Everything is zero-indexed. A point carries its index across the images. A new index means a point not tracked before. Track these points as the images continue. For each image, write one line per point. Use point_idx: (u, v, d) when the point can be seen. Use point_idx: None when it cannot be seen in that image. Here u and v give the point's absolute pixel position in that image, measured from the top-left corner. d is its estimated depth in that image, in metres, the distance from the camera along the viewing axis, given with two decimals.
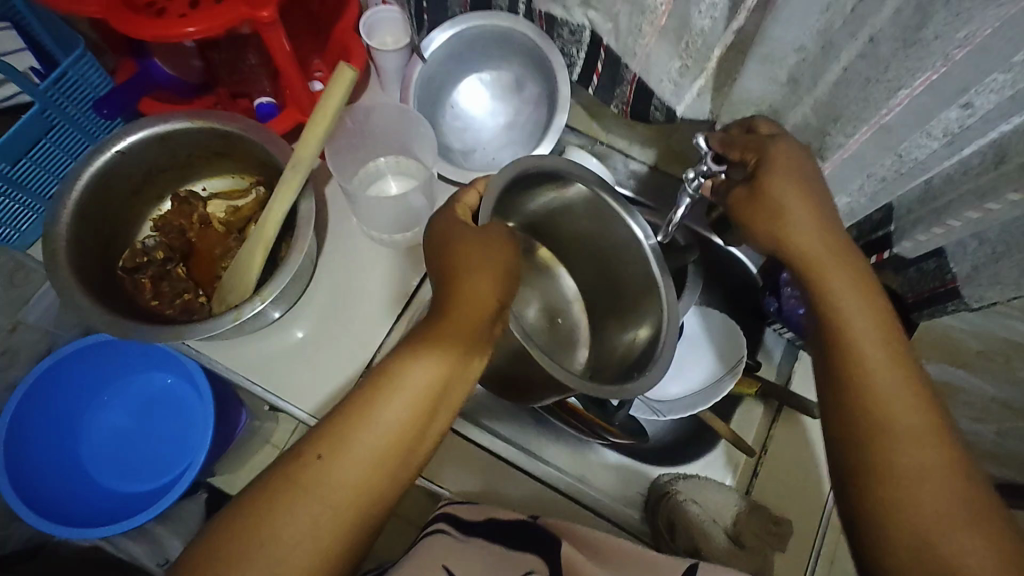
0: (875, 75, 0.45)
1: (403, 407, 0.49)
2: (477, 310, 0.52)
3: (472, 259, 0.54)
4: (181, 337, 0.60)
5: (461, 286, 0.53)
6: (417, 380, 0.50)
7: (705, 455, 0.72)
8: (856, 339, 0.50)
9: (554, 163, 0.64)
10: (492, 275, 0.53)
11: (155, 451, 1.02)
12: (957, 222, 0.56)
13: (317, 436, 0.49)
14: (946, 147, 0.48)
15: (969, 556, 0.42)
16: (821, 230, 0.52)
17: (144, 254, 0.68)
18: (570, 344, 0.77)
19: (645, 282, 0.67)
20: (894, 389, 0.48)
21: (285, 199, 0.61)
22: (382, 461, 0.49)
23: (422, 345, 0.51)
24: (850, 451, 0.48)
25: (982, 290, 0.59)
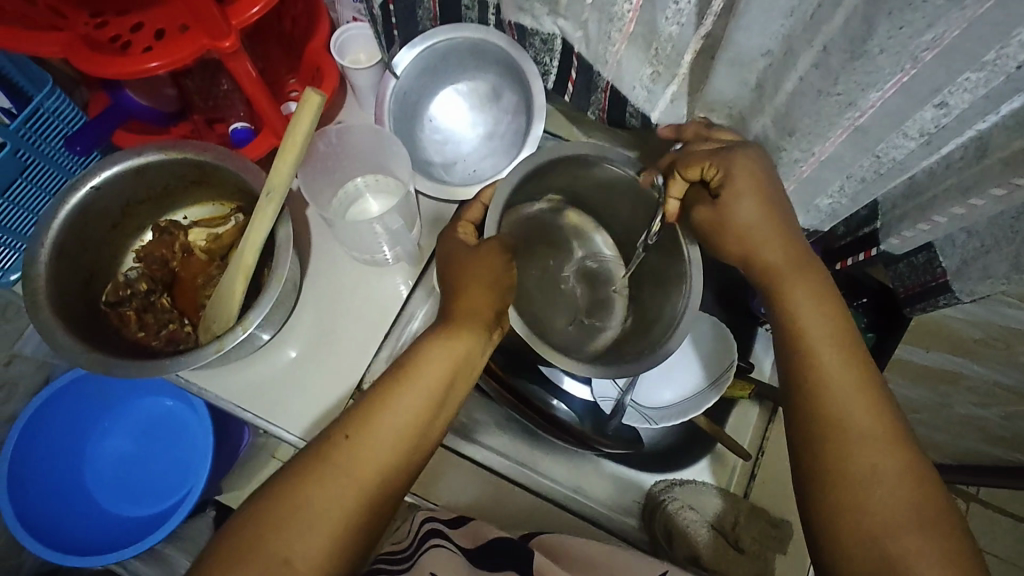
0: (826, 87, 0.44)
1: (421, 397, 0.50)
2: (482, 311, 0.53)
3: (479, 267, 0.55)
4: (163, 372, 0.59)
5: (468, 291, 0.54)
6: (434, 372, 0.50)
7: (702, 460, 0.71)
8: (813, 344, 0.50)
9: (545, 155, 0.61)
10: (500, 276, 0.55)
11: (154, 479, 1.01)
12: (943, 217, 0.54)
13: (345, 421, 0.49)
14: (923, 147, 0.47)
15: (919, 559, 0.42)
16: (779, 238, 0.53)
17: (127, 287, 0.68)
18: (607, 314, 0.71)
19: (668, 250, 0.63)
20: (846, 384, 0.48)
21: (264, 223, 0.61)
22: (403, 446, 0.48)
23: (440, 335, 0.52)
24: (808, 455, 0.48)
25: (972, 284, 0.57)
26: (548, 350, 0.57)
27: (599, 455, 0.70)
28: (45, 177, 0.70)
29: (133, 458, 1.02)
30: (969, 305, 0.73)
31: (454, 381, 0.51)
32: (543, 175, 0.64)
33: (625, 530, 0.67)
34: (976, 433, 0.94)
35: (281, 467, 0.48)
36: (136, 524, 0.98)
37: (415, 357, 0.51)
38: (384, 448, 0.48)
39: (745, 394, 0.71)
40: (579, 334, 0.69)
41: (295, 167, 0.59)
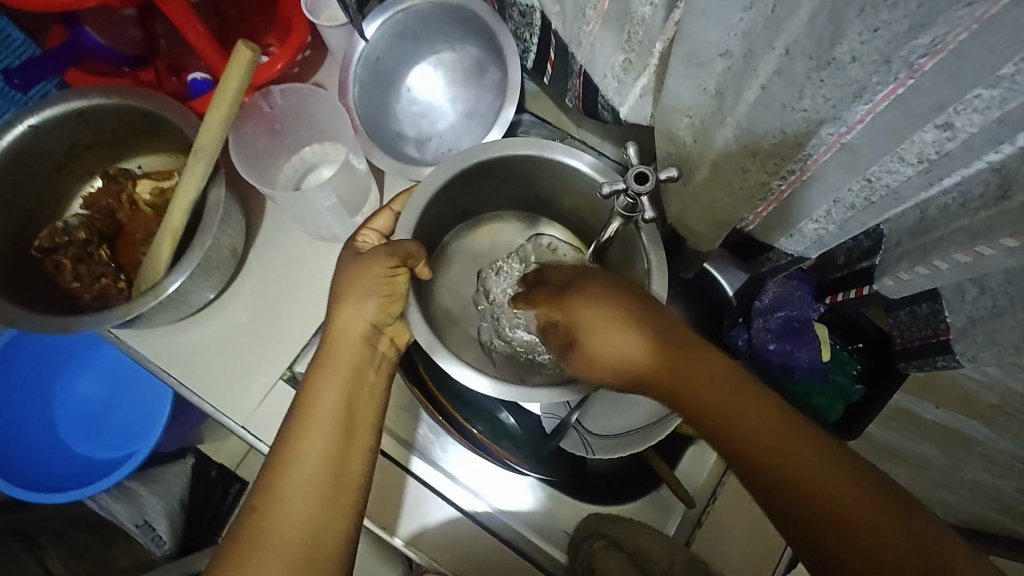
0: (789, 102, 0.36)
1: (323, 437, 0.46)
2: (356, 326, 0.49)
3: (353, 286, 0.49)
4: (70, 329, 0.56)
5: (341, 313, 0.49)
6: (327, 407, 0.47)
7: (644, 495, 0.64)
8: (795, 488, 0.40)
9: (481, 151, 0.55)
10: (376, 288, 0.49)
11: (110, 428, 1.00)
12: (945, 264, 0.45)
13: (254, 488, 0.46)
14: (923, 175, 0.37)
15: None
16: (706, 366, 0.43)
17: (65, 233, 0.66)
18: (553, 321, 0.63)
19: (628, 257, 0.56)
20: (859, 513, 0.38)
21: (192, 183, 0.57)
22: (319, 489, 0.45)
23: (321, 371, 0.49)
24: None
25: (976, 348, 0.48)
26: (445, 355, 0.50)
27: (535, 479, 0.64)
28: None
29: (95, 404, 1.01)
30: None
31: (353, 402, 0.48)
32: (491, 166, 0.57)
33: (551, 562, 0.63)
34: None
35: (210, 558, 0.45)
36: (90, 468, 0.98)
37: (306, 402, 0.47)
38: (299, 500, 0.44)
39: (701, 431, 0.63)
40: (520, 347, 0.63)
41: (226, 126, 0.55)
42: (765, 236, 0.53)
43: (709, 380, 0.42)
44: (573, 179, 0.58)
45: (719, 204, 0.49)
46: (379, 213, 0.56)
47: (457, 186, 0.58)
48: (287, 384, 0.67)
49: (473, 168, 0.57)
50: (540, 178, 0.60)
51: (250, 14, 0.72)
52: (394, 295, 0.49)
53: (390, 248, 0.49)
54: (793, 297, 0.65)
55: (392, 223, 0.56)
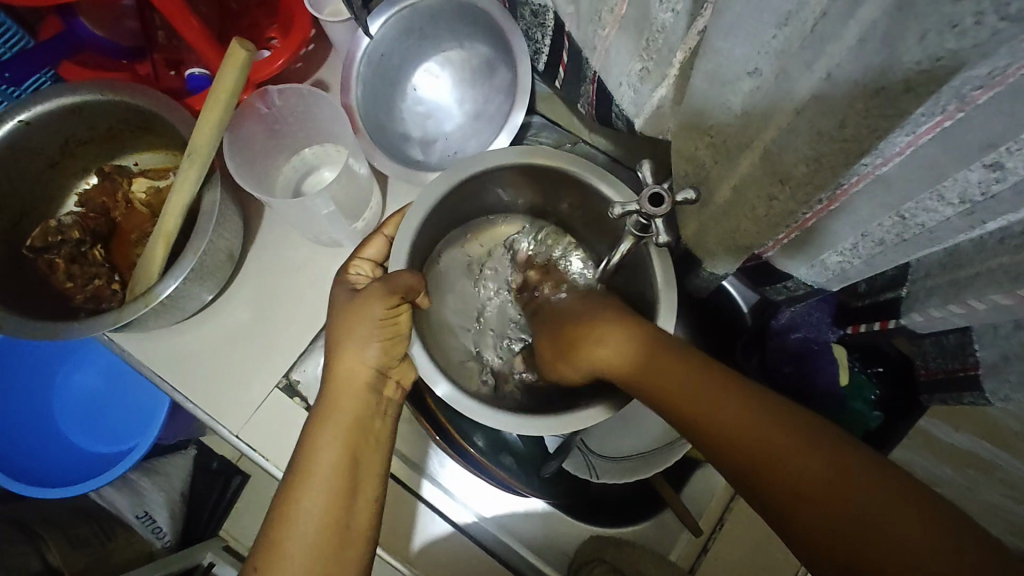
0: (829, 128, 0.33)
1: (324, 492, 0.43)
2: (359, 369, 0.47)
3: (353, 328, 0.47)
4: (59, 336, 0.54)
5: (342, 358, 0.47)
6: (326, 462, 0.44)
7: (648, 519, 0.62)
8: (680, 398, 0.40)
9: (489, 159, 0.52)
10: (377, 330, 0.47)
11: (111, 422, 0.99)
12: (981, 303, 0.41)
13: (253, 551, 0.43)
14: (963, 217, 0.35)
15: None
16: (620, 334, 0.46)
17: (58, 232, 0.63)
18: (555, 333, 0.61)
19: (639, 275, 0.54)
20: (734, 409, 0.38)
21: (186, 189, 0.55)
22: (323, 550, 0.42)
23: (324, 420, 0.46)
24: (788, 522, 0.34)
25: (1007, 388, 0.45)
26: (454, 395, 0.48)
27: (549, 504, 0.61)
28: None
29: (96, 397, 1.00)
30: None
31: (359, 453, 0.46)
32: (498, 174, 0.55)
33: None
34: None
35: None
36: (89, 463, 0.97)
37: (304, 454, 0.45)
38: (300, 566, 0.42)
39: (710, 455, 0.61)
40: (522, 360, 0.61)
41: (221, 128, 0.53)
42: (785, 267, 0.50)
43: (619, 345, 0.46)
44: (580, 191, 0.55)
45: (739, 228, 0.46)
46: (371, 240, 0.55)
47: (458, 194, 0.56)
48: (282, 392, 0.65)
49: (476, 179, 0.54)
50: (549, 186, 0.57)
51: (252, 6, 0.69)
52: (394, 335, 0.48)
53: (387, 285, 0.46)
54: (811, 319, 0.62)
55: (384, 250, 0.55)
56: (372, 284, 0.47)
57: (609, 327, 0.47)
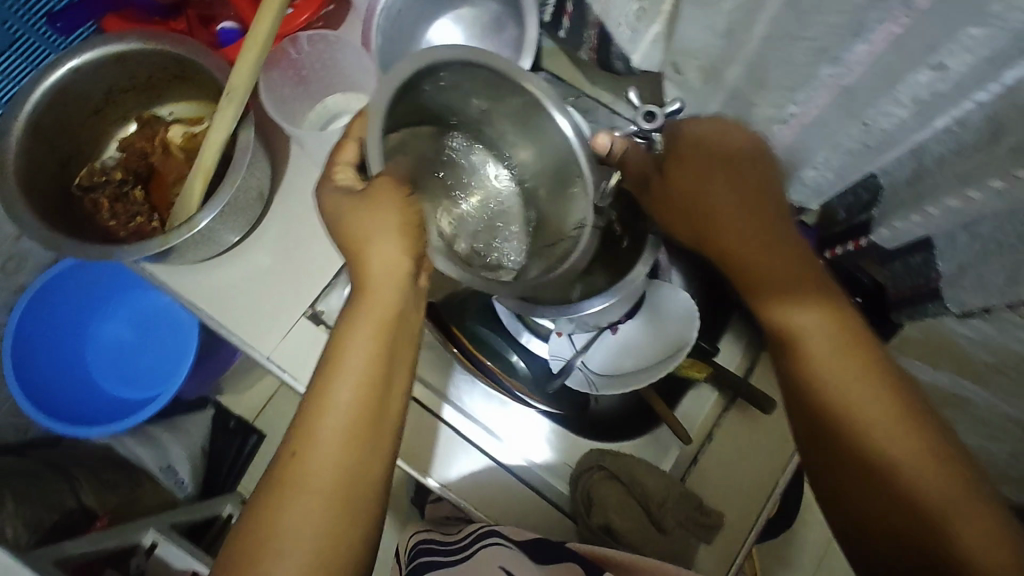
0: (796, 32, 0.39)
1: (358, 384, 0.49)
2: (394, 266, 0.51)
3: (374, 228, 0.51)
4: (112, 259, 0.60)
5: (370, 258, 0.51)
6: (356, 356, 0.49)
7: (644, 434, 0.68)
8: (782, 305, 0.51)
9: (447, 53, 0.53)
10: (395, 226, 0.50)
11: (143, 367, 1.05)
12: (937, 210, 0.48)
13: (289, 436, 0.49)
14: (916, 116, 0.41)
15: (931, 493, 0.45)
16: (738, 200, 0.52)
17: (102, 173, 0.70)
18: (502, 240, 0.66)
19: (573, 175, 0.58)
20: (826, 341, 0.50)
21: (223, 127, 0.60)
22: (356, 432, 0.48)
23: (354, 321, 0.50)
24: (829, 420, 0.49)
25: (963, 294, 0.51)
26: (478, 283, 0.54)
27: (551, 416, 0.69)
28: (34, 52, 0.71)
29: (126, 347, 1.06)
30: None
31: (394, 346, 0.51)
32: (468, 73, 0.55)
33: (556, 508, 0.66)
34: (979, 432, 0.88)
35: (244, 508, 0.49)
36: (122, 405, 1.03)
37: (336, 350, 0.50)
38: (335, 446, 0.48)
39: (700, 375, 0.67)
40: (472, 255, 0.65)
41: (258, 66, 0.58)
42: None
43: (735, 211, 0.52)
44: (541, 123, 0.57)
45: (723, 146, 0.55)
46: (344, 145, 0.58)
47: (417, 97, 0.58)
48: (310, 321, 0.71)
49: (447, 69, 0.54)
50: (507, 107, 0.59)
51: None
52: (410, 227, 0.51)
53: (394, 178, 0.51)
54: None
55: (358, 154, 0.58)
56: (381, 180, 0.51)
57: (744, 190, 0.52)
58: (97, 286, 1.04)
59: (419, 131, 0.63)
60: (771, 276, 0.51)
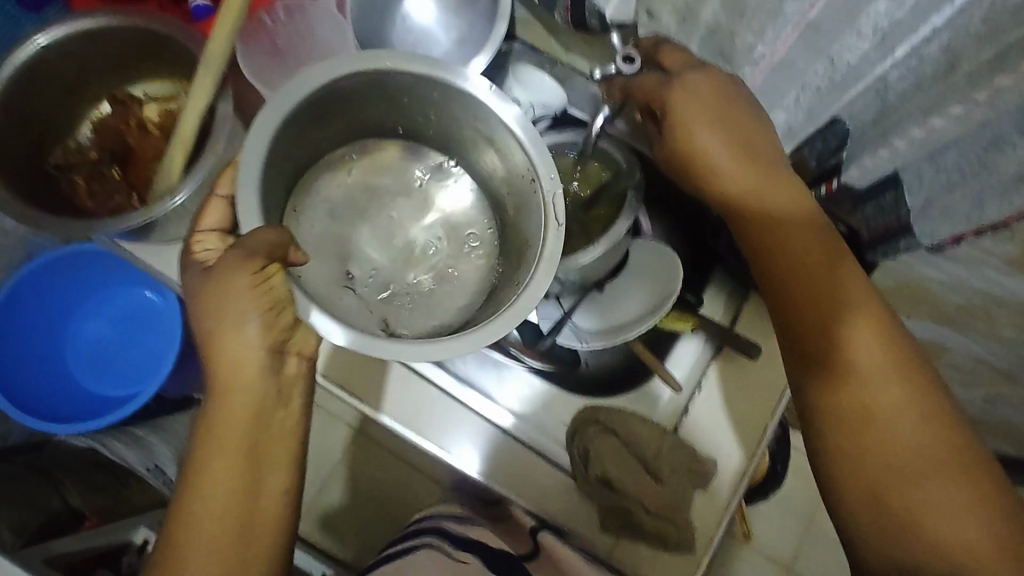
0: None
1: (225, 475, 0.50)
2: (250, 353, 0.50)
3: (225, 312, 0.49)
4: (92, 232, 0.60)
5: (220, 350, 0.50)
6: (226, 442, 0.50)
7: (636, 388, 0.69)
8: (792, 272, 0.52)
9: (384, 57, 0.55)
10: (252, 304, 0.49)
11: (126, 363, 1.03)
12: (902, 141, 0.50)
13: (166, 529, 0.50)
14: (878, 47, 0.46)
15: (932, 486, 0.46)
16: (748, 163, 0.54)
17: (78, 154, 0.70)
18: (467, 266, 0.67)
19: (529, 181, 0.59)
20: (843, 314, 0.51)
21: (200, 99, 0.60)
22: (228, 517, 0.50)
23: (216, 412, 0.51)
24: (834, 396, 0.50)
25: (933, 226, 0.53)
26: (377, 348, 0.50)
27: (542, 374, 0.70)
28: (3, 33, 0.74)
29: (108, 342, 1.04)
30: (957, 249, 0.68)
31: (257, 449, 0.51)
32: (385, 82, 0.58)
33: (557, 465, 0.66)
34: (951, 376, 0.92)
35: None
36: (104, 402, 1.01)
37: (203, 440, 0.51)
38: (209, 529, 0.49)
39: (687, 327, 0.69)
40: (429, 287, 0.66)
41: (233, 35, 0.59)
42: None
43: (747, 175, 0.54)
44: (491, 126, 0.59)
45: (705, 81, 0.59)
46: (209, 207, 0.58)
47: (355, 95, 0.59)
48: None
49: (346, 82, 0.56)
50: (447, 115, 0.61)
51: None
52: (268, 303, 0.50)
53: (244, 250, 0.48)
54: None
55: (226, 215, 0.58)
56: (226, 258, 0.50)
57: (755, 155, 0.54)
58: (73, 283, 1.02)
59: (360, 144, 0.66)
60: (779, 240, 0.53)
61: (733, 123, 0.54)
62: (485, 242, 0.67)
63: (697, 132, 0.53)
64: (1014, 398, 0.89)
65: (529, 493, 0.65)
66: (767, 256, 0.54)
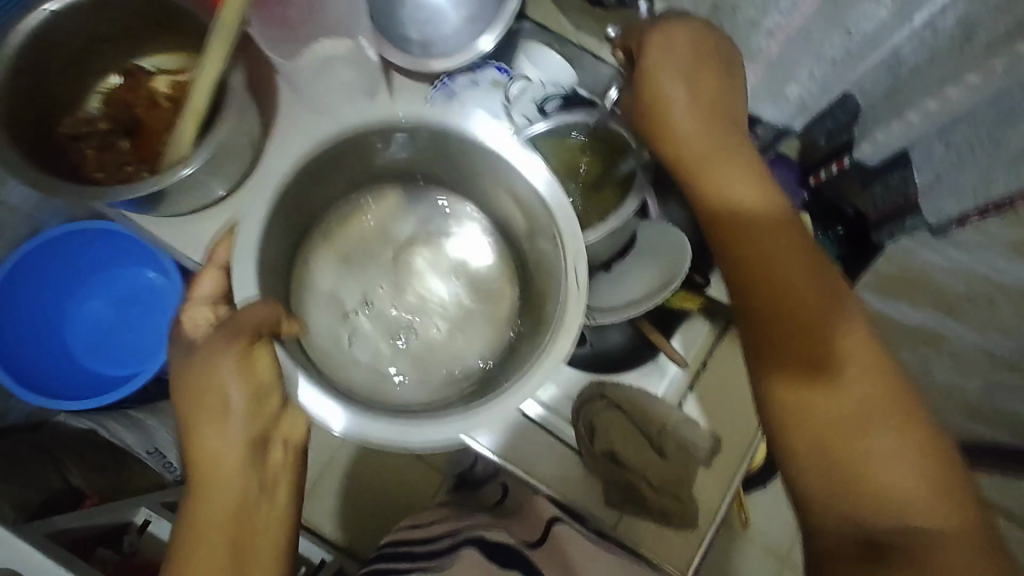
0: None
1: (209, 558, 0.50)
2: (235, 435, 0.52)
3: (205, 399, 0.51)
4: (104, 198, 0.60)
5: (200, 437, 0.52)
6: (213, 523, 0.51)
7: (642, 366, 0.69)
8: (737, 221, 0.52)
9: (389, 112, 0.60)
10: (234, 375, 0.51)
11: (131, 342, 1.03)
12: (917, 116, 0.51)
13: None
14: (896, 14, 0.46)
15: (873, 432, 0.46)
16: (699, 114, 0.53)
17: (87, 122, 0.69)
18: (485, 323, 0.71)
19: (552, 251, 0.61)
20: (785, 264, 0.50)
21: (213, 68, 0.60)
22: None
23: (200, 496, 0.51)
24: (777, 347, 0.49)
25: (939, 203, 0.53)
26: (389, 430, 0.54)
27: None
28: None
29: (112, 321, 1.04)
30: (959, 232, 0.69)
31: (241, 531, 0.52)
32: (399, 138, 0.63)
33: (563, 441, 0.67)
34: None
35: None
36: (105, 381, 1.01)
37: (188, 527, 0.51)
38: None
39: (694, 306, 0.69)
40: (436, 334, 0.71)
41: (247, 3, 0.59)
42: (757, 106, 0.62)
43: (698, 125, 0.53)
44: (512, 179, 0.61)
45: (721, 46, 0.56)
46: (203, 276, 0.59)
47: (360, 150, 0.63)
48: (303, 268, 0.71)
49: (354, 137, 0.61)
50: (455, 162, 0.65)
51: None
52: (254, 371, 0.52)
53: (233, 328, 0.51)
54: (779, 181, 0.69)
55: (220, 285, 0.60)
56: (211, 339, 0.52)
57: (708, 106, 0.54)
58: (76, 261, 1.01)
59: (374, 191, 0.72)
60: (728, 189, 0.52)
61: (695, 70, 0.53)
62: (510, 297, 0.72)
63: (663, 80, 0.53)
64: None
65: (537, 475, 0.66)
66: (717, 215, 0.52)
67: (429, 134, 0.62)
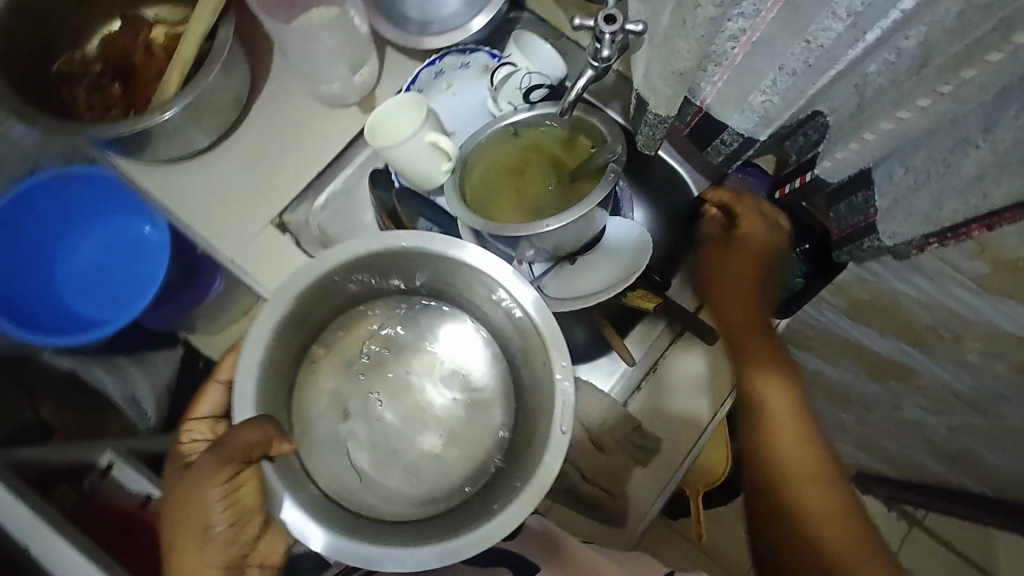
0: None
1: None
2: (218, 552, 0.55)
3: (193, 512, 0.54)
4: (80, 133, 0.62)
5: (181, 551, 0.54)
6: None
7: (593, 360, 0.70)
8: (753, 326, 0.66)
9: (392, 242, 0.60)
10: (220, 505, 0.54)
11: (114, 287, 1.06)
12: (873, 135, 0.51)
13: None
14: (851, 31, 0.44)
15: (823, 503, 0.59)
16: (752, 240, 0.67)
17: (83, 65, 0.71)
18: (474, 437, 0.67)
19: (546, 391, 0.60)
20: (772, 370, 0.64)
21: (201, 23, 0.64)
22: None
23: None
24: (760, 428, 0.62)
25: (895, 224, 0.53)
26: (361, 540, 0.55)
27: None
28: None
29: (99, 265, 1.07)
30: (929, 263, 0.68)
31: None
32: (401, 264, 0.63)
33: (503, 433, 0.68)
34: (919, 402, 0.92)
35: None
36: (82, 321, 1.03)
37: None
38: None
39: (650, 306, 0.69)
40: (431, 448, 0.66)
41: None
42: (721, 115, 0.60)
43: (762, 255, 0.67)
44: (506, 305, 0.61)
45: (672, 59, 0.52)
46: (208, 392, 0.65)
47: (374, 267, 0.63)
48: (275, 229, 0.72)
49: (370, 256, 0.61)
50: (454, 287, 0.65)
51: None
52: (241, 494, 0.55)
53: (222, 454, 0.53)
54: (749, 191, 0.71)
55: (221, 401, 0.66)
56: (206, 458, 0.54)
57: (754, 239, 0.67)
58: (67, 203, 1.03)
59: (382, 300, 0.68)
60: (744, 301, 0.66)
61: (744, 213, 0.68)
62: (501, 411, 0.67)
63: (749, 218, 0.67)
64: (982, 433, 0.88)
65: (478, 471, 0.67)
66: (722, 303, 0.67)
67: (421, 256, 0.61)
